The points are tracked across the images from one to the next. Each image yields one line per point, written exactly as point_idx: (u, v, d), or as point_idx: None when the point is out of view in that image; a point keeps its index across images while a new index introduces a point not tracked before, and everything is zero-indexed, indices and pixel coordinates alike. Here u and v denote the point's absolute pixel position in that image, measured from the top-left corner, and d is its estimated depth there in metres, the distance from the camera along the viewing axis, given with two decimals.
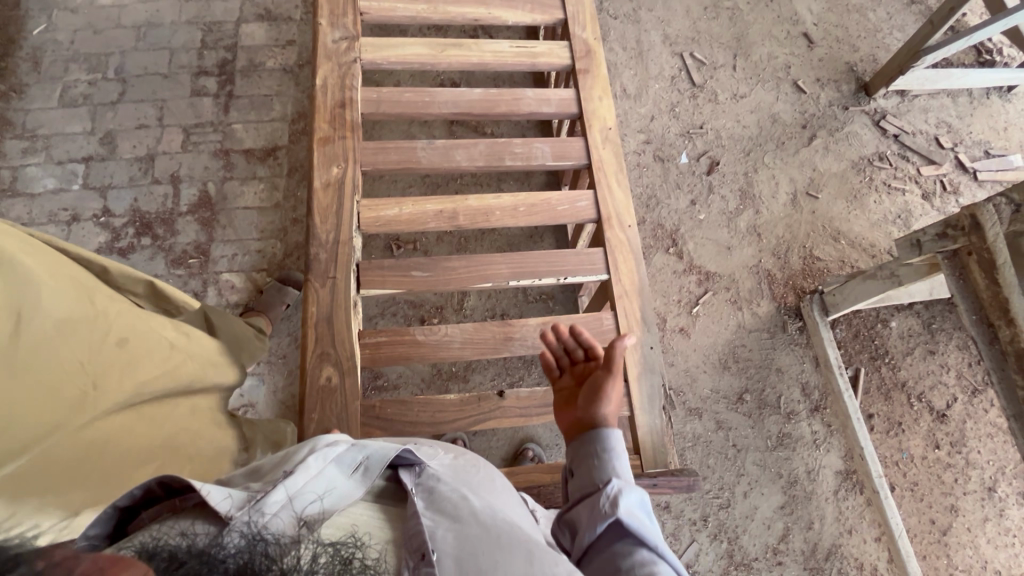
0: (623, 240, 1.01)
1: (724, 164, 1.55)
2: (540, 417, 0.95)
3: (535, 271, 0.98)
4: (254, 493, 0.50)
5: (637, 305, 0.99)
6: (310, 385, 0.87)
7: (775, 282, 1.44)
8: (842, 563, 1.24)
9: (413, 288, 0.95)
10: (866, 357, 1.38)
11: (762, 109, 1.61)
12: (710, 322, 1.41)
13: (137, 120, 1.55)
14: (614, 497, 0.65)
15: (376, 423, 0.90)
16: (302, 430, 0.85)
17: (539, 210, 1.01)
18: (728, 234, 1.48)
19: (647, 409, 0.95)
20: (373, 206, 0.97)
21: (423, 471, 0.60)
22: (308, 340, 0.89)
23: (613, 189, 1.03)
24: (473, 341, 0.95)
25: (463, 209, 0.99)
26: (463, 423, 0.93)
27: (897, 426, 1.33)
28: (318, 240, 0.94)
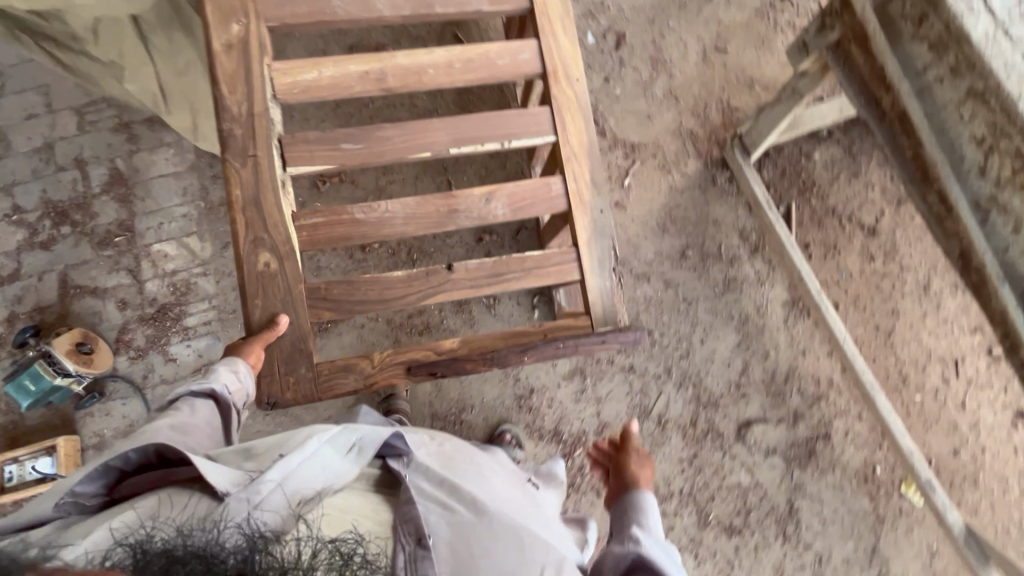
0: (570, 95, 1.01)
1: (630, 36, 1.54)
2: (490, 287, 0.97)
3: (477, 136, 0.98)
4: (248, 475, 0.69)
5: (586, 167, 1.01)
6: (250, 272, 0.93)
7: (698, 139, 1.46)
8: (801, 382, 1.31)
9: (343, 162, 0.96)
10: (795, 192, 1.42)
11: None
12: (642, 191, 1.43)
13: (25, 111, 1.48)
14: (640, 539, 0.79)
15: (323, 306, 0.94)
16: (249, 314, 0.93)
17: (477, 66, 1.00)
18: (646, 104, 1.49)
19: (599, 271, 0.99)
20: (290, 70, 0.96)
21: (411, 459, 0.79)
22: (240, 225, 0.94)
23: (557, 42, 1.01)
24: (414, 219, 0.96)
25: (391, 68, 0.97)
26: (413, 297, 0.96)
27: (832, 249, 1.39)
28: (231, 116, 0.95)
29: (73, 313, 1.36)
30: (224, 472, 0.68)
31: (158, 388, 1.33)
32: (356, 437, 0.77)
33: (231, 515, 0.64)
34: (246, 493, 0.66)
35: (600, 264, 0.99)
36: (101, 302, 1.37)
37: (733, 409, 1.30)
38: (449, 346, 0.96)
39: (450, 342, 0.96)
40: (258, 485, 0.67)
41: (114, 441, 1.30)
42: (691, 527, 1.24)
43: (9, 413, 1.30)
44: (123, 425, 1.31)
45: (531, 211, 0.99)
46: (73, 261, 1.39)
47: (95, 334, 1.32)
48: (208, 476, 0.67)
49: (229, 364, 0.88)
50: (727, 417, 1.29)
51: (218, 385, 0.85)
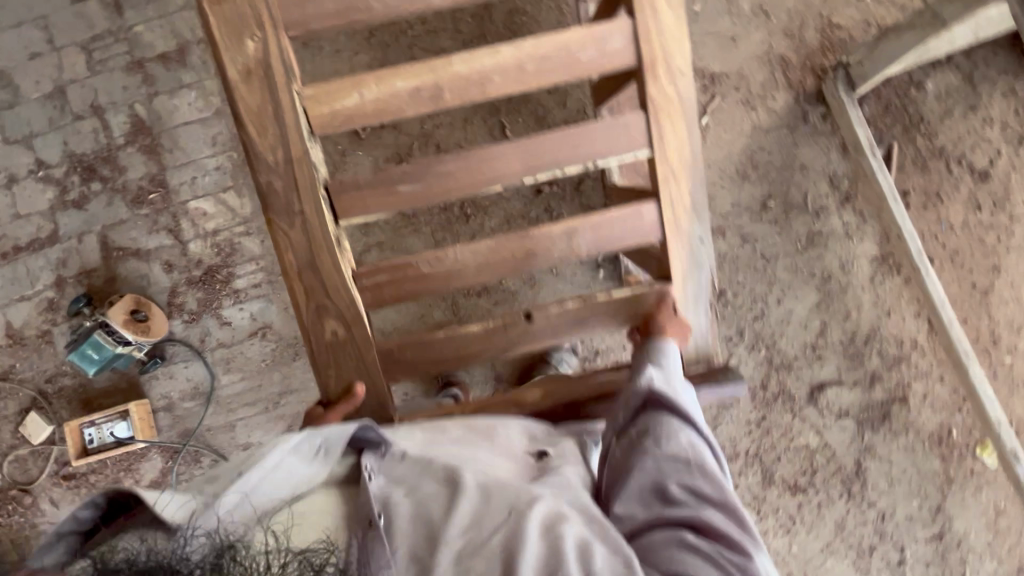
0: (670, 95, 0.87)
1: None
2: (568, 334, 0.94)
3: (552, 163, 0.88)
4: (204, 499, 0.63)
5: (686, 189, 0.90)
6: (319, 340, 0.89)
7: (790, 67, 1.26)
8: (882, 343, 1.24)
9: (403, 205, 0.88)
10: (899, 130, 1.24)
11: None
12: (721, 131, 1.27)
13: (28, 50, 1.33)
14: (654, 381, 0.79)
15: (398, 366, 0.93)
16: (324, 383, 0.91)
17: (551, 64, 0.85)
18: (730, 22, 1.27)
19: (698, 306, 0.93)
20: (330, 98, 0.84)
21: (389, 450, 0.72)
22: (299, 293, 0.88)
23: (659, 29, 0.85)
24: (489, 263, 0.91)
25: (448, 80, 0.85)
26: (492, 350, 0.94)
27: (934, 197, 1.24)
28: (266, 166, 0.84)
29: (120, 276, 1.32)
30: (181, 502, 0.61)
31: (216, 352, 1.32)
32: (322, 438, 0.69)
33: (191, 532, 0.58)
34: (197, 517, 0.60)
35: (695, 303, 0.92)
36: (146, 264, 1.31)
37: (806, 372, 1.25)
38: (531, 398, 0.91)
39: (529, 394, 0.92)
40: (211, 512, 0.61)
41: (182, 402, 1.32)
42: (756, 485, 1.25)
43: (77, 377, 1.31)
44: (188, 387, 1.31)
45: (616, 247, 0.92)
46: (109, 221, 1.32)
47: (146, 298, 1.28)
48: (155, 504, 0.59)
49: None
50: (800, 379, 1.25)
51: None
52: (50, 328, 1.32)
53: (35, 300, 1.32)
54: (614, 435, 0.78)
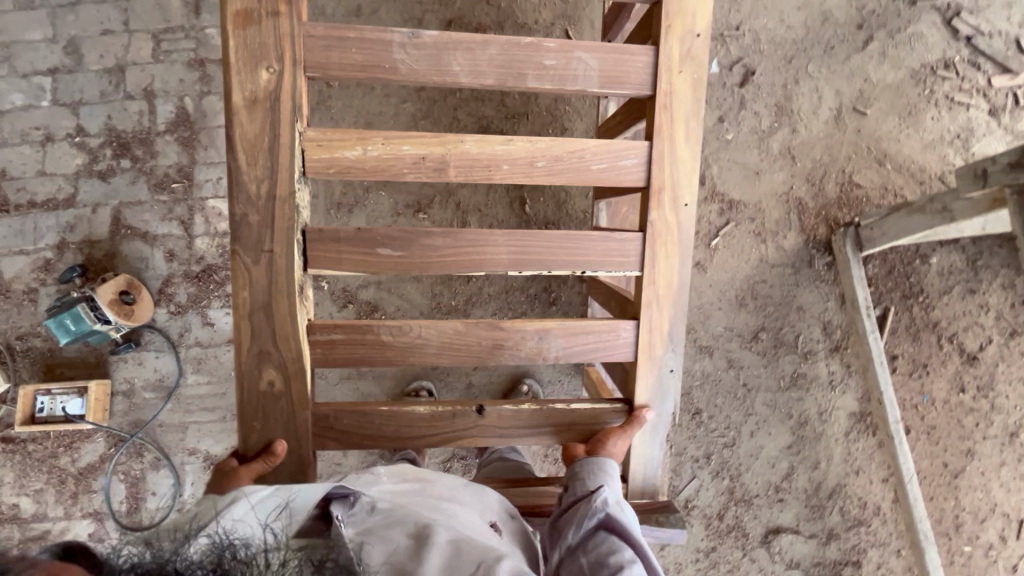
0: (670, 222, 0.91)
1: (760, 74, 1.35)
2: (519, 439, 0.94)
3: (545, 261, 0.89)
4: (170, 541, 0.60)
5: (666, 316, 0.93)
6: (249, 386, 0.86)
7: (806, 212, 1.31)
8: (845, 500, 1.24)
9: (377, 269, 0.86)
10: (898, 295, 1.27)
11: (813, 4, 1.37)
12: (729, 256, 1.30)
13: (100, 25, 1.40)
14: (603, 503, 0.80)
15: (330, 434, 0.90)
16: (242, 435, 0.87)
17: (564, 166, 0.88)
18: (757, 157, 1.33)
19: (654, 446, 0.96)
20: (329, 144, 0.83)
21: (357, 500, 0.71)
22: (242, 335, 0.85)
23: (674, 160, 0.89)
24: (450, 347, 0.90)
25: (457, 157, 0.85)
26: (433, 438, 0.92)
27: (921, 368, 1.26)
28: (245, 196, 0.82)
29: (121, 254, 1.34)
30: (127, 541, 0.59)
31: (191, 349, 1.32)
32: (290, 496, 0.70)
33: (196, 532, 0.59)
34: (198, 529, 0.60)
35: (652, 430, 0.95)
36: (149, 248, 1.34)
37: (765, 512, 1.24)
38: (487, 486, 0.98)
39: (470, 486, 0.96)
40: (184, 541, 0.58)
41: (143, 391, 1.31)
42: None
43: (48, 341, 1.31)
44: (154, 378, 1.31)
45: (585, 356, 0.94)
46: (128, 199, 1.35)
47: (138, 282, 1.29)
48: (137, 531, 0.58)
49: None
50: (757, 518, 1.24)
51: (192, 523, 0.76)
52: (38, 287, 1.33)
53: (33, 256, 1.33)
54: (566, 554, 0.77)
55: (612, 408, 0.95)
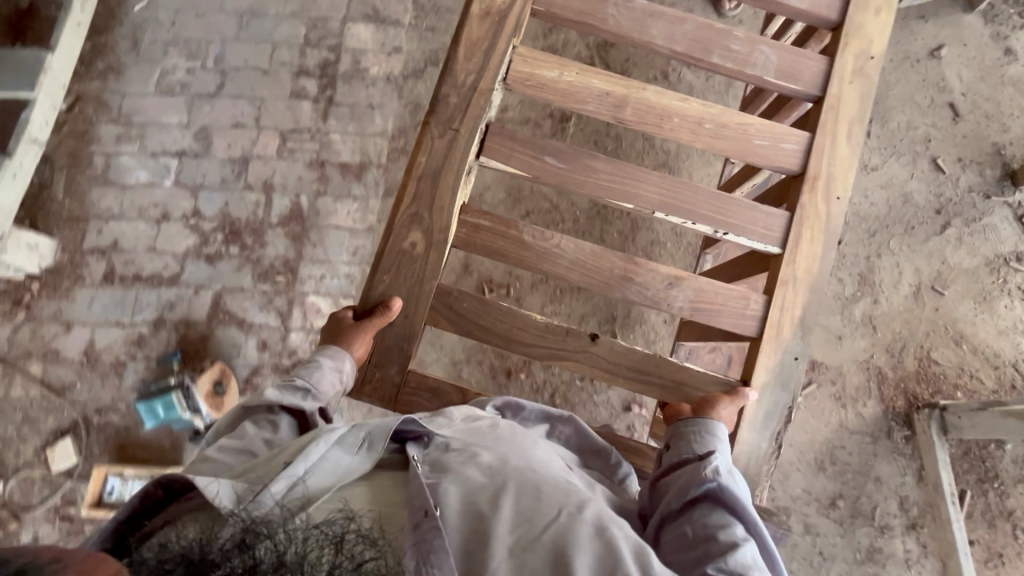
0: (820, 209, 1.05)
1: (846, 243, 1.44)
2: (625, 379, 1.02)
3: (692, 211, 1.03)
4: (252, 487, 0.68)
5: (801, 297, 1.03)
6: (395, 243, 1.02)
7: (886, 383, 1.35)
8: None
9: (543, 178, 1.04)
10: (973, 478, 1.29)
11: (894, 185, 1.49)
12: (810, 418, 1.34)
13: (233, 117, 1.50)
14: (716, 474, 0.84)
15: (446, 313, 1.03)
16: (375, 282, 1.02)
17: (727, 133, 1.06)
18: (840, 323, 1.39)
19: (756, 430, 1.00)
20: (534, 67, 1.06)
21: (431, 442, 0.78)
22: (407, 196, 1.03)
23: (830, 150, 1.05)
24: (579, 266, 1.04)
25: (635, 101, 1.05)
26: (540, 350, 1.03)
27: (996, 557, 1.26)
28: (454, 82, 1.05)
29: (214, 338, 1.36)
30: (224, 486, 0.67)
31: None
32: (365, 431, 0.76)
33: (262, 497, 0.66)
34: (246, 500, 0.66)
35: (775, 411, 1.01)
36: (244, 336, 1.36)
37: None
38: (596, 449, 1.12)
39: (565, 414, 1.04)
40: (261, 499, 0.66)
41: None
42: None
43: (127, 419, 1.30)
44: None
45: (714, 317, 1.03)
46: (231, 285, 1.38)
47: (229, 371, 1.32)
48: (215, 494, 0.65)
49: (337, 359, 0.96)
50: None
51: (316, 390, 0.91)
52: (126, 361, 1.33)
53: (128, 330, 1.35)
54: (674, 518, 0.83)
55: (721, 381, 1.02)
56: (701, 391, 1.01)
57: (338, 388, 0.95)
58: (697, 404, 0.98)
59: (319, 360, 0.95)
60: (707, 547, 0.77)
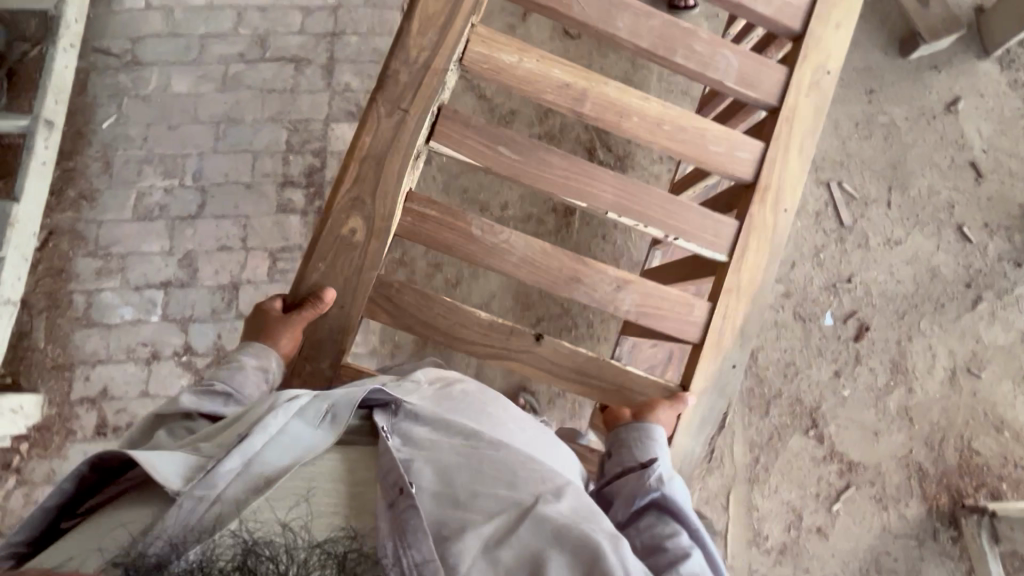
0: (767, 223, 1.16)
1: (874, 327, 1.37)
2: (570, 381, 1.10)
3: (644, 215, 1.11)
4: (202, 465, 0.68)
5: (741, 303, 1.15)
6: (332, 232, 1.04)
7: (927, 479, 1.29)
8: None
9: (493, 166, 1.09)
10: None
11: (920, 260, 1.42)
12: (852, 524, 1.27)
13: (218, 239, 1.41)
14: (660, 483, 0.92)
15: (386, 305, 1.07)
16: (309, 270, 1.04)
17: (684, 138, 1.14)
18: (875, 416, 1.32)
19: (694, 436, 1.11)
20: (492, 55, 1.09)
21: (398, 410, 0.81)
22: (348, 175, 1.05)
23: (781, 165, 1.15)
24: (531, 263, 1.10)
25: (595, 95, 1.12)
26: (481, 350, 1.08)
27: None
28: (400, 63, 1.07)
29: None
30: (173, 463, 0.67)
31: None
32: (329, 403, 0.78)
33: (214, 480, 0.67)
34: (202, 487, 0.66)
35: (715, 409, 1.12)
36: None
37: None
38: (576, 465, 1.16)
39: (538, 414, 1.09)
40: (212, 479, 0.67)
41: None
42: None
43: None
44: None
45: (662, 321, 1.12)
46: None
47: None
48: (157, 471, 0.65)
49: (263, 357, 0.98)
50: None
51: (246, 381, 0.94)
52: None
53: None
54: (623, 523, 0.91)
55: (664, 386, 1.10)
56: (640, 395, 1.10)
57: (262, 386, 0.96)
58: (640, 411, 1.07)
59: (241, 360, 0.97)
60: (657, 552, 0.85)
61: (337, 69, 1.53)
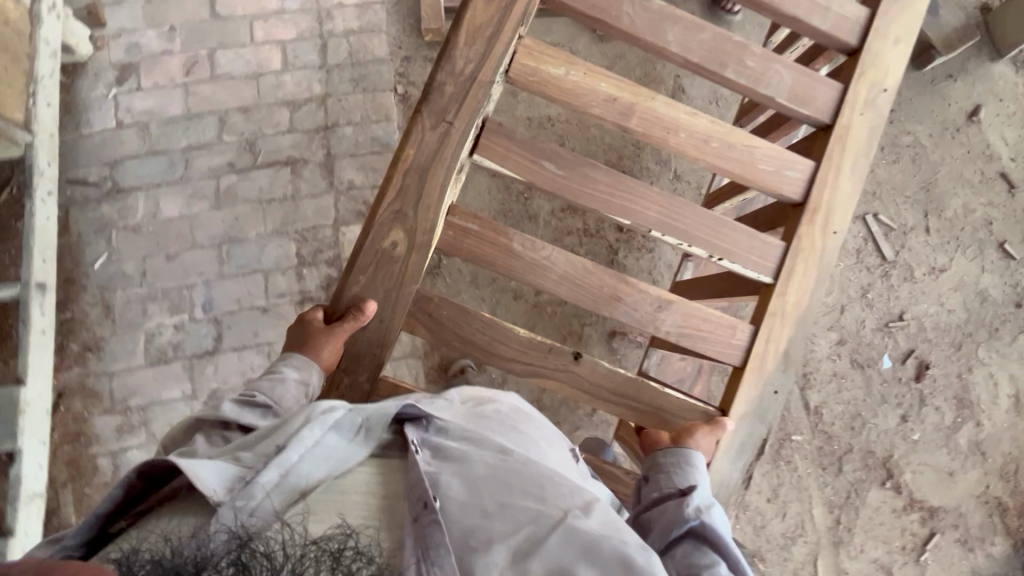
0: (816, 243, 1.04)
1: (934, 364, 1.34)
2: (608, 404, 1.00)
3: (689, 234, 1.01)
4: (243, 475, 0.62)
5: (787, 327, 1.02)
6: (372, 245, 0.94)
7: (1008, 513, 1.28)
8: None
9: (535, 178, 0.99)
10: None
11: (968, 285, 1.39)
12: (941, 571, 1.26)
13: (243, 373, 1.32)
14: (702, 516, 0.82)
15: (424, 320, 0.97)
16: (347, 284, 0.94)
17: (734, 154, 1.04)
18: (948, 456, 1.30)
19: (731, 461, 0.98)
20: (540, 65, 1.00)
21: (430, 425, 0.73)
22: (389, 191, 0.95)
23: (833, 184, 1.04)
24: (573, 284, 0.99)
25: (644, 110, 1.02)
26: (524, 367, 0.98)
27: None
28: (448, 69, 0.97)
29: None
30: (219, 472, 0.61)
31: None
32: (362, 417, 0.70)
33: (243, 497, 0.59)
34: (239, 499, 0.59)
35: (757, 438, 1.00)
36: None
37: None
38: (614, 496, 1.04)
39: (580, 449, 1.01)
40: (252, 490, 0.60)
41: None
42: None
43: None
44: None
45: (702, 345, 1.01)
46: None
47: None
48: (198, 477, 0.59)
49: (304, 371, 0.90)
50: None
51: (284, 384, 0.88)
52: None
53: None
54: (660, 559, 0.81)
55: (703, 409, 0.99)
56: (678, 419, 0.99)
57: (303, 401, 0.88)
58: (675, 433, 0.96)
59: (283, 372, 0.89)
60: None
61: (337, 166, 1.44)
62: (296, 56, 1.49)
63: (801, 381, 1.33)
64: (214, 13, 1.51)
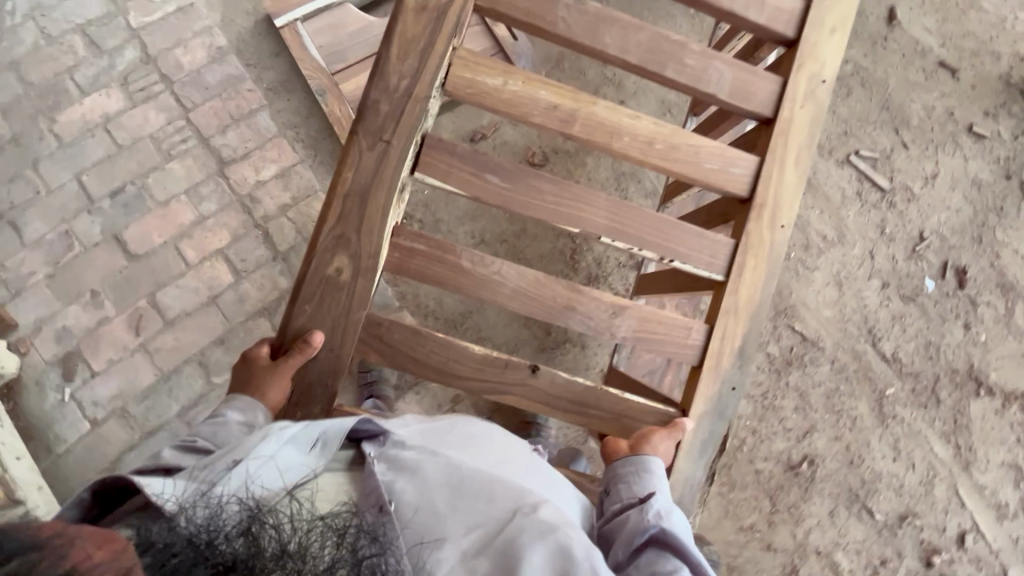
0: (763, 239, 0.97)
1: (968, 266, 1.41)
2: (570, 413, 0.93)
3: (639, 239, 0.93)
4: (199, 486, 0.60)
5: (740, 329, 0.96)
6: (317, 272, 0.87)
7: None
8: None
9: (477, 194, 0.90)
10: None
11: (960, 179, 1.45)
12: None
13: None
14: (663, 517, 0.77)
15: (377, 348, 0.89)
16: (292, 314, 0.87)
17: (678, 155, 0.95)
18: (1017, 341, 1.38)
19: (693, 460, 0.93)
20: (476, 73, 0.91)
21: (387, 439, 0.72)
22: (331, 214, 0.87)
23: (776, 180, 0.96)
24: (528, 293, 0.92)
25: (585, 116, 0.93)
26: (485, 384, 0.91)
27: None
28: (385, 83, 0.89)
29: None
30: (172, 486, 0.60)
31: None
32: (320, 431, 0.69)
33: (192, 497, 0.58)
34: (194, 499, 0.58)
35: (714, 439, 0.95)
36: None
37: None
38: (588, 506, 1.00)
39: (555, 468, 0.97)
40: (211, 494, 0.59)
41: None
42: None
43: None
44: None
45: (659, 348, 0.95)
46: None
47: None
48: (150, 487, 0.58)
49: (250, 410, 0.82)
50: None
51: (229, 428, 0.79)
52: None
53: None
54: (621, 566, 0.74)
55: (662, 409, 0.94)
56: (640, 425, 0.94)
57: None
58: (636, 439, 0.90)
59: (225, 416, 0.80)
60: None
61: None
62: (243, 258, 1.34)
63: (869, 337, 1.37)
64: (131, 255, 1.32)
